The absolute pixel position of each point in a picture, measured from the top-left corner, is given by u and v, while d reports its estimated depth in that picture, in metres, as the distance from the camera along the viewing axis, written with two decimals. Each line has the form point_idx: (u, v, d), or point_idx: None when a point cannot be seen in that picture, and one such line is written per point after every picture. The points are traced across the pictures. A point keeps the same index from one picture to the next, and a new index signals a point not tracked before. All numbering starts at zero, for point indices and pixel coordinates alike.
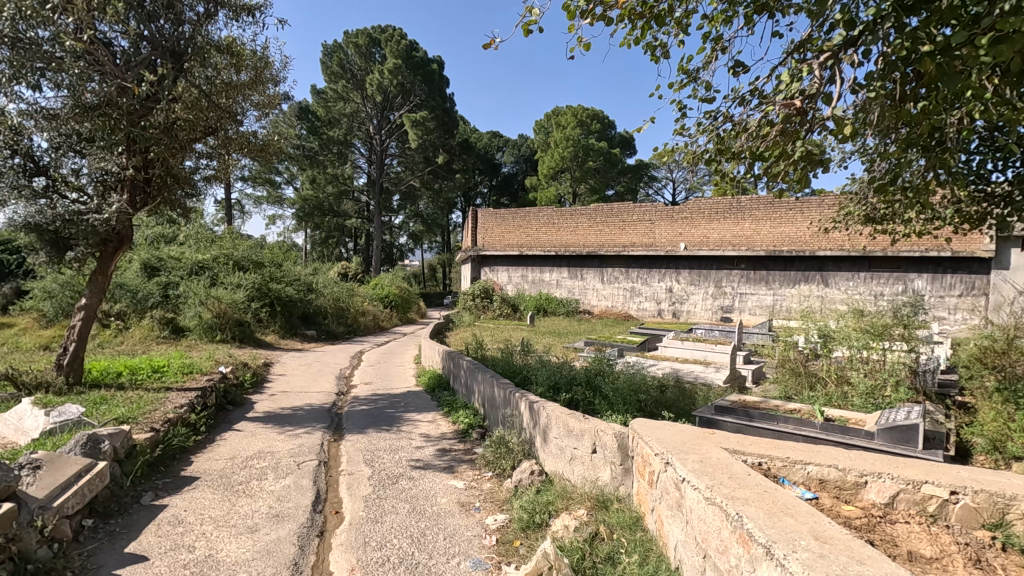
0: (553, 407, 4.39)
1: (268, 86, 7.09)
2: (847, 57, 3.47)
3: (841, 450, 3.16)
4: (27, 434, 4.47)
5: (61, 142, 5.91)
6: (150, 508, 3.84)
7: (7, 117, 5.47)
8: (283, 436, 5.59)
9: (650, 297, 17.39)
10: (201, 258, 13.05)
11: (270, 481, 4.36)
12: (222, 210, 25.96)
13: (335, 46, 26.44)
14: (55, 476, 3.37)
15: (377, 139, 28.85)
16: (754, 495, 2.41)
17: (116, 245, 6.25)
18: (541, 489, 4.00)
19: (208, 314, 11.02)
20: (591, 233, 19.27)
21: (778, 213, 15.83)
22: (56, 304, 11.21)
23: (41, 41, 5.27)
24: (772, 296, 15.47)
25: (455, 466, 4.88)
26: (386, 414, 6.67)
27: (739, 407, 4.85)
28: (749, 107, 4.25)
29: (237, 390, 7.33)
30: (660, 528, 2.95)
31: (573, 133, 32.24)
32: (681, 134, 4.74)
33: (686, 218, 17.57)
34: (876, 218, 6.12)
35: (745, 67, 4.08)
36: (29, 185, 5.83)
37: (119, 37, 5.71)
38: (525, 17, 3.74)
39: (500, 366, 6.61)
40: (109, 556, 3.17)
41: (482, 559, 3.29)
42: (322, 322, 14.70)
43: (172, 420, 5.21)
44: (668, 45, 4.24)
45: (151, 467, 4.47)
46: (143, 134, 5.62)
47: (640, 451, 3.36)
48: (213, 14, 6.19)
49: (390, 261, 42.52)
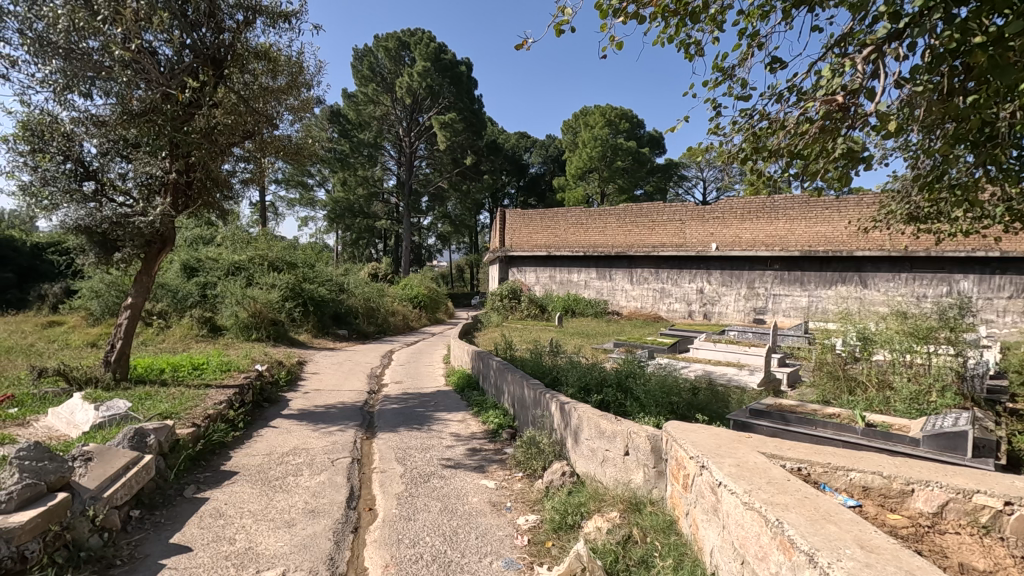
0: (585, 407, 4.37)
1: (303, 89, 7.22)
2: (892, 50, 3.36)
3: (887, 458, 3.06)
4: (78, 427, 4.68)
5: (108, 148, 6.17)
6: (193, 500, 3.97)
7: (60, 125, 5.87)
8: (318, 434, 5.71)
9: (681, 298, 17.15)
10: (237, 259, 13.42)
11: (306, 477, 4.46)
12: (258, 212, 26.69)
13: (365, 50, 26.80)
14: (104, 468, 3.50)
15: (407, 141, 29.15)
16: (794, 500, 2.35)
17: (160, 247, 6.47)
18: (572, 490, 3.97)
19: (244, 314, 11.34)
20: (620, 234, 19.08)
21: (812, 214, 15.64)
22: (103, 303, 11.70)
23: (91, 51, 5.48)
24: (808, 297, 15.09)
25: (486, 466, 4.90)
26: (417, 413, 6.74)
27: (776, 411, 4.68)
28: (786, 105, 4.15)
29: (273, 387, 7.51)
30: (695, 533, 2.91)
31: (602, 133, 31.99)
32: (716, 133, 4.67)
33: (718, 219, 17.35)
34: (920, 217, 5.90)
35: (782, 63, 4.00)
36: (79, 189, 6.11)
37: (163, 46, 5.91)
38: (558, 17, 3.76)
39: (530, 366, 6.63)
40: (155, 546, 3.29)
41: (515, 559, 3.29)
42: (353, 322, 14.93)
43: (212, 416, 5.36)
44: (702, 43, 4.19)
45: (193, 461, 4.63)
46: (185, 139, 5.84)
47: (674, 454, 3.32)
48: (252, 22, 6.35)
49: (418, 261, 43.00)
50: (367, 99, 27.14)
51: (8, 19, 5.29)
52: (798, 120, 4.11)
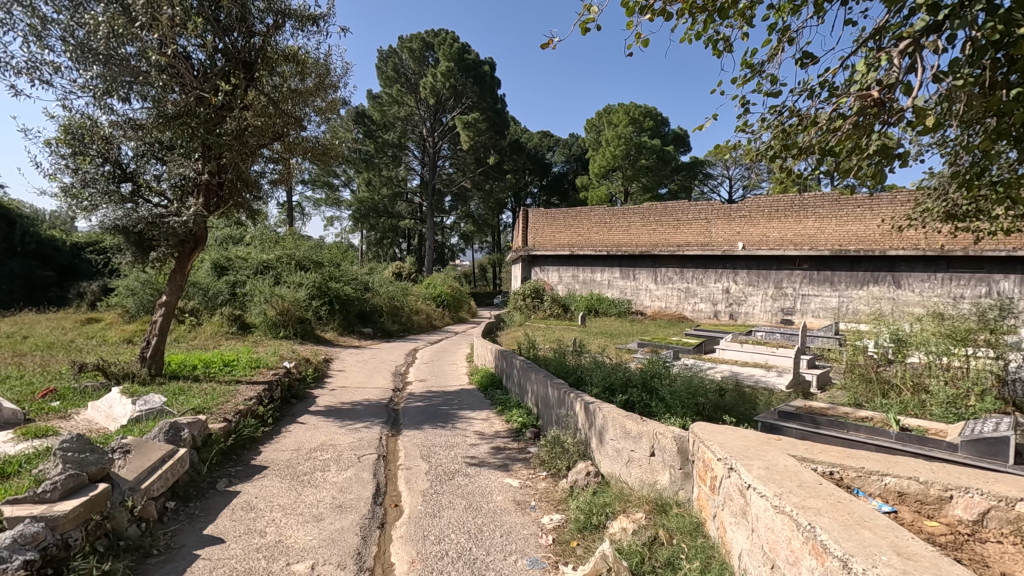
0: (610, 407, 4.35)
1: (329, 91, 7.32)
2: (929, 44, 3.26)
3: (925, 463, 2.98)
4: (116, 420, 4.84)
5: (144, 150, 6.37)
6: (225, 493, 4.08)
7: (99, 128, 6.08)
8: (344, 430, 5.80)
9: (706, 298, 16.92)
10: (265, 258, 13.72)
11: (333, 473, 4.53)
12: (285, 212, 27.21)
13: (389, 51, 27.03)
14: (142, 460, 3.62)
15: (430, 141, 29.36)
16: (827, 505, 2.30)
17: (192, 246, 6.66)
18: (596, 490, 3.95)
19: (273, 311, 11.59)
20: (644, 233, 18.87)
21: (844, 212, 15.18)
22: (138, 300, 12.08)
23: (129, 57, 5.65)
24: (838, 297, 14.75)
25: (510, 465, 4.91)
26: (441, 411, 6.79)
27: (806, 413, 4.55)
28: (818, 101, 4.08)
29: (301, 384, 7.65)
30: (722, 535, 2.88)
31: (626, 132, 31.69)
32: (744, 131, 4.61)
33: (745, 217, 17.01)
34: (958, 215, 5.71)
35: (814, 58, 3.94)
36: (117, 190, 6.30)
37: (197, 50, 6.07)
38: (584, 15, 3.77)
39: (554, 365, 6.60)
40: (189, 537, 3.39)
41: (540, 558, 3.29)
42: (377, 320, 15.11)
43: (243, 411, 5.49)
44: (730, 38, 4.14)
45: (225, 455, 4.75)
46: (217, 141, 5.97)
47: (701, 455, 3.28)
48: (281, 25, 6.48)
49: (441, 261, 43.30)
50: (391, 100, 27.45)
51: (51, 26, 5.50)
52: (830, 116, 4.02)
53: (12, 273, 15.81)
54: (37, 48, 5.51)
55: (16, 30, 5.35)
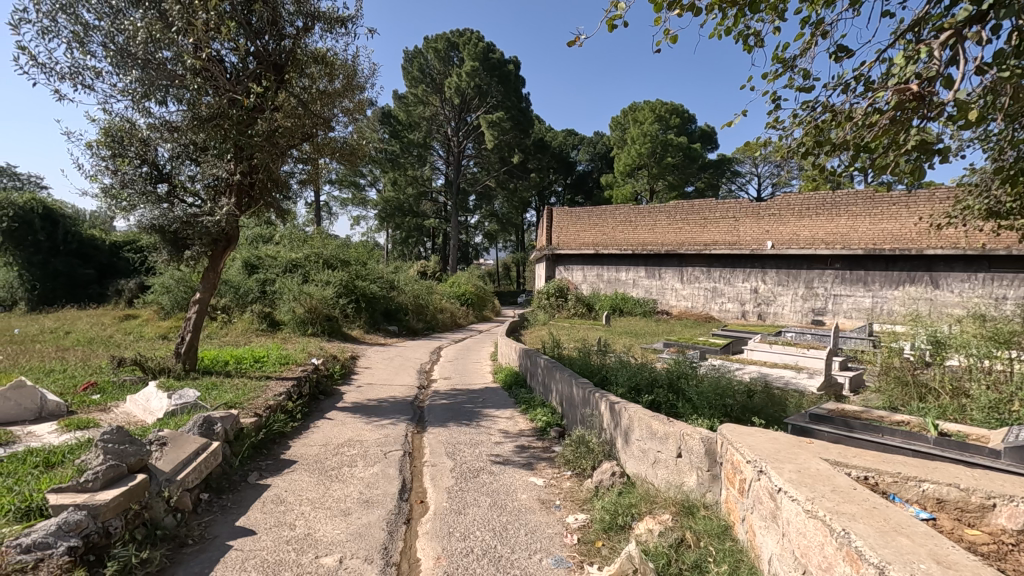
0: (635, 408, 4.31)
1: (357, 91, 7.40)
2: (973, 35, 3.14)
3: (965, 470, 2.89)
4: (153, 413, 5.00)
5: (179, 152, 6.54)
6: (256, 486, 4.18)
7: (138, 131, 6.30)
8: (371, 426, 5.89)
9: (733, 298, 16.64)
10: (294, 257, 13.99)
11: (360, 468, 4.61)
12: (313, 212, 27.73)
13: (415, 52, 27.23)
14: (177, 453, 3.73)
15: (455, 141, 29.53)
16: (861, 510, 2.24)
17: (224, 245, 6.83)
18: (622, 490, 3.92)
19: (301, 309, 11.81)
20: (670, 232, 18.50)
21: (878, 210, 14.74)
22: (172, 297, 12.45)
23: (166, 61, 5.82)
24: (872, 298, 14.34)
25: (535, 464, 4.92)
26: (465, 409, 6.83)
27: (838, 416, 4.41)
28: (853, 95, 3.97)
29: (328, 380, 7.78)
30: (752, 539, 2.83)
31: (651, 129, 31.28)
32: (775, 128, 4.50)
33: (774, 215, 16.64)
34: (1002, 213, 5.50)
35: (849, 52, 3.84)
36: (154, 190, 6.51)
37: (230, 54, 6.22)
38: (611, 12, 3.75)
39: (578, 365, 6.57)
40: (222, 528, 3.48)
41: (564, 557, 3.28)
42: (402, 319, 15.27)
43: (273, 407, 5.61)
44: (762, 33, 4.07)
45: (256, 449, 4.87)
46: (249, 142, 6.10)
47: (729, 457, 3.23)
48: (311, 28, 6.59)
49: (465, 260, 43.54)
50: (416, 101, 27.69)
51: (93, 33, 5.70)
52: (866, 111, 3.90)
53: (55, 271, 16.48)
54: (80, 54, 5.72)
55: (61, 37, 5.58)
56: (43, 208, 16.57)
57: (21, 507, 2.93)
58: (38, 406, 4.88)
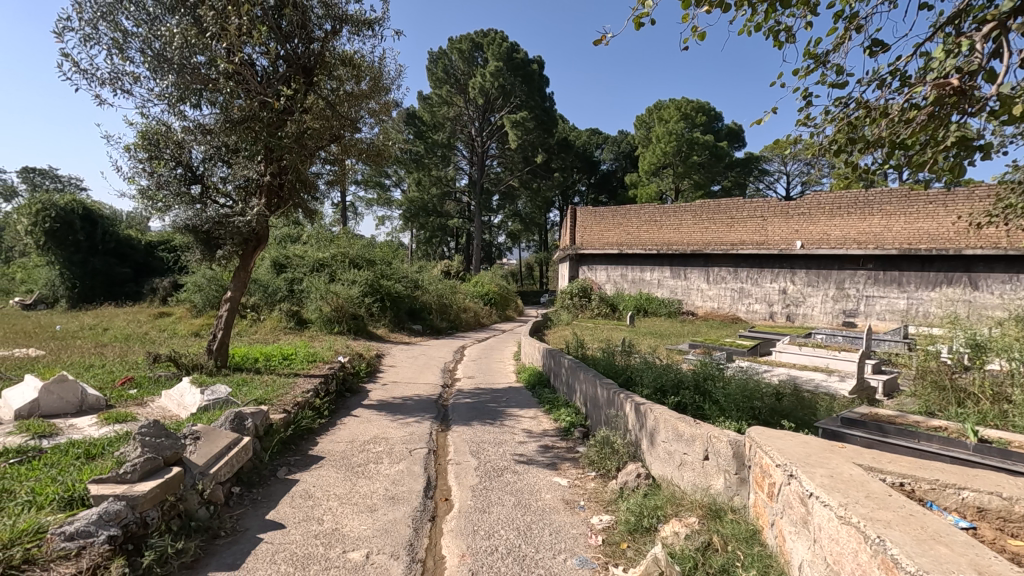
0: (661, 409, 4.27)
1: (383, 93, 7.46)
2: (1017, 27, 3.02)
3: (1008, 478, 2.80)
4: (187, 408, 5.15)
5: (213, 153, 6.72)
6: (285, 481, 4.26)
7: (173, 134, 6.50)
8: (396, 424, 5.96)
9: (761, 299, 16.35)
10: (321, 256, 14.22)
11: (386, 465, 4.67)
12: (340, 212, 28.15)
13: (439, 53, 27.44)
14: (210, 447, 3.83)
15: (479, 141, 29.63)
16: (898, 517, 2.18)
17: (255, 245, 6.98)
18: (647, 492, 3.88)
19: (328, 308, 12.01)
20: (695, 231, 18.26)
21: (914, 209, 14.29)
22: (204, 296, 12.79)
23: (199, 65, 5.98)
24: (907, 300, 13.90)
25: (559, 464, 4.91)
26: (489, 408, 6.86)
27: (871, 421, 4.29)
28: (889, 91, 3.86)
29: (354, 378, 7.90)
30: (782, 544, 2.77)
31: (677, 127, 30.85)
32: (806, 125, 4.40)
33: (804, 214, 16.29)
34: None
35: (884, 46, 3.75)
36: (188, 192, 6.70)
37: (261, 57, 6.36)
38: (638, 10, 3.72)
39: (602, 365, 6.54)
40: (253, 521, 3.56)
41: (589, 558, 3.27)
42: (426, 318, 15.39)
43: (301, 403, 5.72)
44: (794, 28, 3.98)
45: (285, 444, 4.97)
46: (279, 143, 6.23)
47: (758, 460, 3.18)
48: (339, 31, 6.70)
49: (488, 259, 43.62)
50: (441, 101, 27.92)
51: (132, 39, 5.89)
52: (903, 107, 3.80)
53: (94, 270, 17.07)
54: (119, 60, 5.92)
55: (101, 44, 5.77)
56: (83, 209, 17.15)
57: (64, 496, 3.05)
58: (79, 400, 5.07)
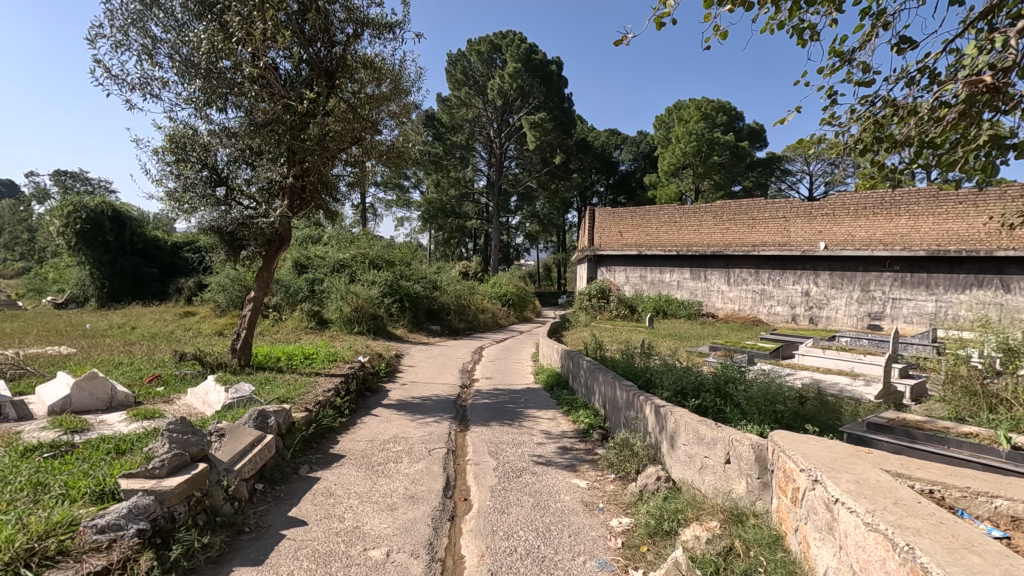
0: (682, 412, 4.23)
1: (403, 95, 7.53)
2: None
3: None
4: (212, 406, 5.26)
5: (237, 156, 6.85)
6: (306, 479, 4.32)
7: (200, 137, 6.65)
8: (416, 424, 6.00)
9: (783, 301, 16.10)
10: (342, 257, 14.39)
11: (406, 465, 4.70)
12: (360, 213, 28.45)
13: (458, 55, 27.60)
14: (235, 444, 3.90)
15: (497, 142, 29.69)
16: (928, 525, 2.13)
17: (277, 245, 7.08)
18: (668, 495, 3.84)
19: (348, 308, 12.14)
20: (716, 232, 18.06)
21: (943, 209, 13.92)
22: (228, 295, 13.04)
23: (225, 70, 6.11)
24: (936, 303, 13.54)
25: (577, 465, 4.90)
26: (507, 409, 6.87)
27: (899, 426, 4.19)
28: (918, 89, 3.77)
29: (374, 378, 7.98)
30: (806, 550, 2.72)
31: (697, 127, 30.51)
32: (830, 124, 4.31)
33: (828, 215, 16.00)
34: None
35: (912, 43, 3.66)
36: (213, 193, 6.84)
37: (284, 62, 6.47)
38: (660, 10, 3.67)
39: (622, 367, 6.50)
40: (276, 518, 3.62)
41: (608, 560, 3.26)
42: (445, 318, 15.47)
43: (322, 402, 5.79)
44: (817, 26, 3.91)
45: (306, 443, 5.04)
46: (302, 146, 6.32)
47: (781, 465, 3.13)
48: (360, 34, 6.78)
49: (506, 260, 43.65)
50: (459, 103, 28.06)
51: (160, 45, 6.04)
52: (933, 106, 3.71)
53: (122, 271, 17.52)
54: (148, 65, 6.07)
55: (132, 50, 5.93)
56: (112, 211, 17.63)
57: (96, 490, 3.14)
58: (109, 397, 5.20)
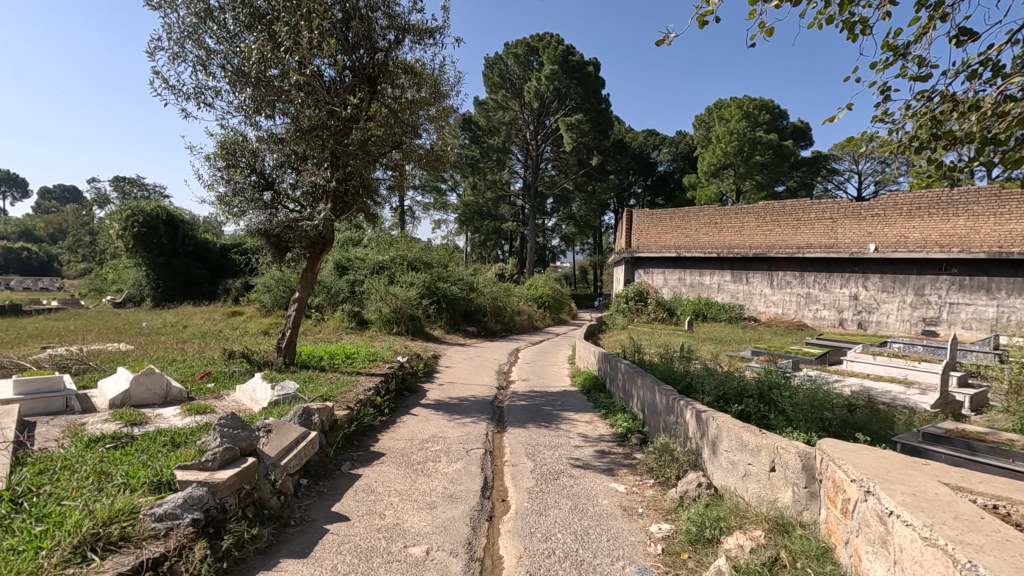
0: (724, 417, 4.13)
1: (442, 99, 7.64)
2: None
3: None
4: (259, 403, 5.44)
5: (283, 161, 7.08)
6: (348, 475, 4.43)
7: (249, 143, 6.92)
8: (454, 424, 6.06)
9: (830, 305, 15.54)
10: (381, 259, 14.67)
11: (444, 464, 4.76)
12: (398, 216, 28.93)
13: (495, 58, 27.84)
14: (281, 439, 4.03)
15: (533, 144, 29.69)
16: (991, 542, 2.02)
17: (321, 247, 7.29)
18: (709, 502, 3.76)
19: (387, 309, 12.34)
20: (758, 234, 17.58)
21: (1005, 209, 13.17)
22: (273, 296, 13.49)
23: (273, 78, 6.33)
24: (997, 308, 12.73)
25: (615, 470, 4.85)
26: (544, 411, 6.87)
27: (959, 438, 4.00)
28: (980, 83, 3.57)
29: (412, 378, 8.10)
30: (857, 564, 2.62)
31: (739, 126, 29.74)
32: (884, 121, 4.11)
33: (878, 215, 15.41)
34: None
35: (973, 35, 3.47)
36: (260, 197, 7.09)
37: (328, 68, 6.64)
38: (701, 8, 3.55)
39: (660, 371, 6.40)
40: (320, 513, 3.72)
41: (648, 566, 3.21)
42: (481, 320, 15.57)
43: (363, 401, 5.91)
44: (870, 20, 3.73)
45: (348, 440, 5.16)
46: (345, 150, 6.49)
47: (831, 475, 3.02)
48: (401, 41, 6.92)
49: (543, 263, 43.59)
50: (496, 106, 28.22)
51: (214, 56, 6.32)
52: (996, 100, 3.50)
53: (175, 271, 18.31)
54: (202, 75, 6.35)
55: (187, 61, 6.22)
56: (167, 215, 18.46)
57: (154, 481, 3.30)
58: (164, 392, 5.45)
